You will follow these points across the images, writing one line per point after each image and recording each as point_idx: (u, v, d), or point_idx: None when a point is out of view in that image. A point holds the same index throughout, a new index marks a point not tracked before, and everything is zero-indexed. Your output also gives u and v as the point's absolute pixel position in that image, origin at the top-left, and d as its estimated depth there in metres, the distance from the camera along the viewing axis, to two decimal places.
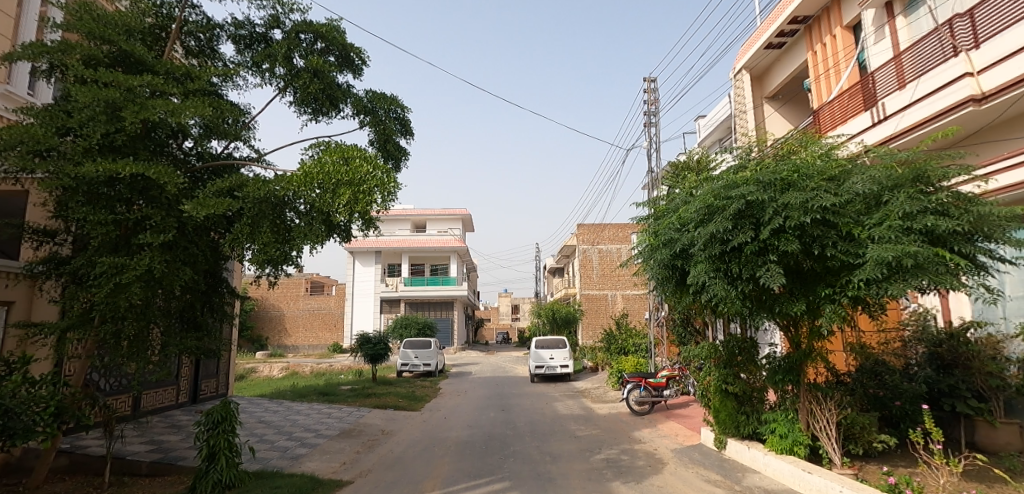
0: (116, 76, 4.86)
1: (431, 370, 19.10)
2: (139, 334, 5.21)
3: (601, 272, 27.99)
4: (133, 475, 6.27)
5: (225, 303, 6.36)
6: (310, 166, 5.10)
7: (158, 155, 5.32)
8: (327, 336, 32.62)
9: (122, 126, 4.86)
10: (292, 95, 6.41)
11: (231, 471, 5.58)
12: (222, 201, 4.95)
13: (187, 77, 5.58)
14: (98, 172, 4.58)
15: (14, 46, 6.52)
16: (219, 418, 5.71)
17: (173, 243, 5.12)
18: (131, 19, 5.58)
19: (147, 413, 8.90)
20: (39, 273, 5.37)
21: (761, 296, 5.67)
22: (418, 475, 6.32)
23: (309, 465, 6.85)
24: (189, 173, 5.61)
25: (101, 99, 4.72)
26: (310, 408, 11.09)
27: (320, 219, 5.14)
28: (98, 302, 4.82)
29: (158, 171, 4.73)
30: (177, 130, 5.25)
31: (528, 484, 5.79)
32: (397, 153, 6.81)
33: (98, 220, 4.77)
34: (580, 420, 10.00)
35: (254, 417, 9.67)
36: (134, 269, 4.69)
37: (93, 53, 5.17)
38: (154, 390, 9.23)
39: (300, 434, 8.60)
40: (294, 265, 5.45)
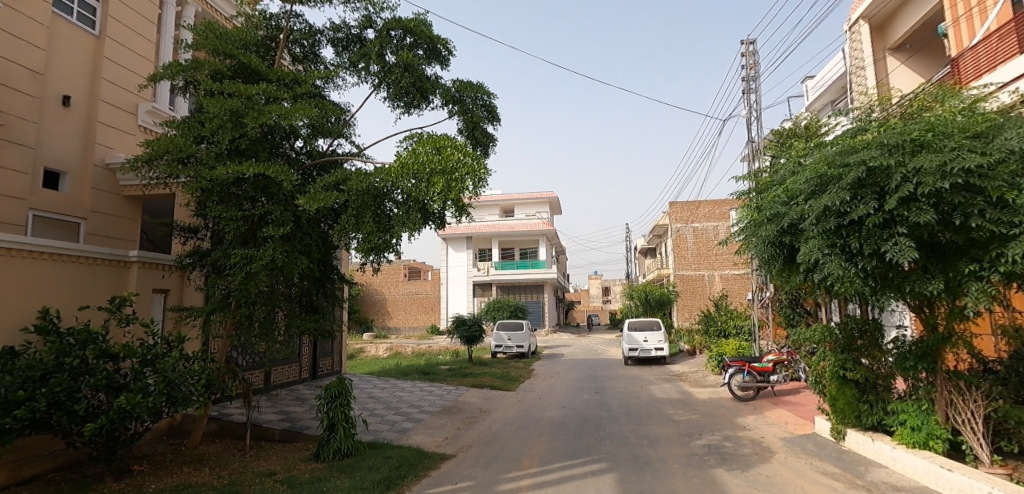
0: (238, 87, 5.42)
1: (524, 352, 19.51)
2: (267, 317, 5.87)
3: (696, 252, 26.67)
4: (268, 440, 7.13)
5: (335, 289, 6.94)
6: (406, 158, 5.37)
7: (274, 155, 5.86)
8: (424, 318, 34.49)
9: (244, 131, 5.43)
10: (386, 91, 6.75)
11: (349, 441, 6.19)
12: (330, 195, 5.35)
13: (294, 82, 6.08)
14: (228, 174, 5.17)
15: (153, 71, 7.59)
16: (336, 393, 6.26)
17: (291, 235, 5.65)
18: (247, 33, 6.19)
19: (276, 386, 10.01)
20: (187, 265, 6.20)
21: (888, 273, 5.06)
22: (516, 453, 6.51)
23: (415, 438, 7.34)
24: (301, 171, 6.12)
25: (227, 108, 5.31)
26: (414, 385, 11.82)
27: (416, 208, 5.40)
28: (234, 289, 5.51)
29: (275, 170, 5.23)
30: (289, 131, 5.72)
31: (626, 466, 5.74)
32: (485, 139, 6.97)
33: (231, 217, 5.41)
34: (678, 405, 9.68)
35: (365, 393, 10.49)
36: (261, 260, 5.29)
37: (218, 68, 5.79)
38: (281, 367, 10.31)
39: (406, 409, 9.21)
40: (394, 252, 5.78)
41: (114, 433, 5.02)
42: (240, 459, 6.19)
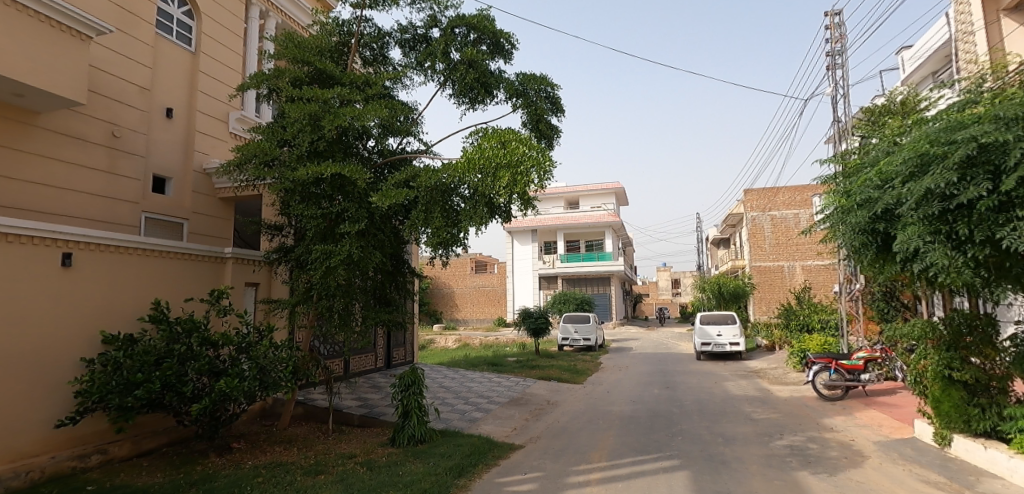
0: (315, 92, 5.75)
1: (591, 345, 19.35)
2: (345, 309, 6.22)
3: (774, 242, 25.13)
4: (349, 425, 7.57)
5: (407, 282, 7.21)
6: (472, 153, 5.45)
7: (349, 155, 6.15)
8: (491, 310, 35.11)
9: (322, 134, 5.75)
10: (452, 88, 6.89)
11: (422, 428, 6.43)
12: (401, 192, 5.55)
13: (366, 85, 6.35)
14: (308, 175, 5.49)
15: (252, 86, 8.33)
16: (409, 382, 6.52)
17: (366, 231, 5.92)
18: (322, 41, 6.54)
19: (355, 374, 10.59)
20: (274, 260, 6.68)
21: (1004, 263, 4.52)
22: (585, 446, 6.48)
23: (484, 428, 7.50)
24: (373, 169, 6.39)
25: (306, 112, 5.63)
26: (482, 376, 12.07)
27: (483, 202, 5.48)
28: (315, 282, 5.88)
29: (350, 169, 5.50)
30: (362, 132, 5.98)
31: (700, 464, 5.54)
32: (549, 132, 6.95)
33: (311, 215, 5.77)
34: (755, 402, 9.20)
35: (436, 383, 10.83)
36: (339, 254, 5.61)
37: (297, 75, 6.16)
38: (359, 356, 10.88)
39: (475, 399, 9.42)
40: (462, 246, 5.91)
41: (215, 413, 5.54)
42: (324, 442, 6.61)
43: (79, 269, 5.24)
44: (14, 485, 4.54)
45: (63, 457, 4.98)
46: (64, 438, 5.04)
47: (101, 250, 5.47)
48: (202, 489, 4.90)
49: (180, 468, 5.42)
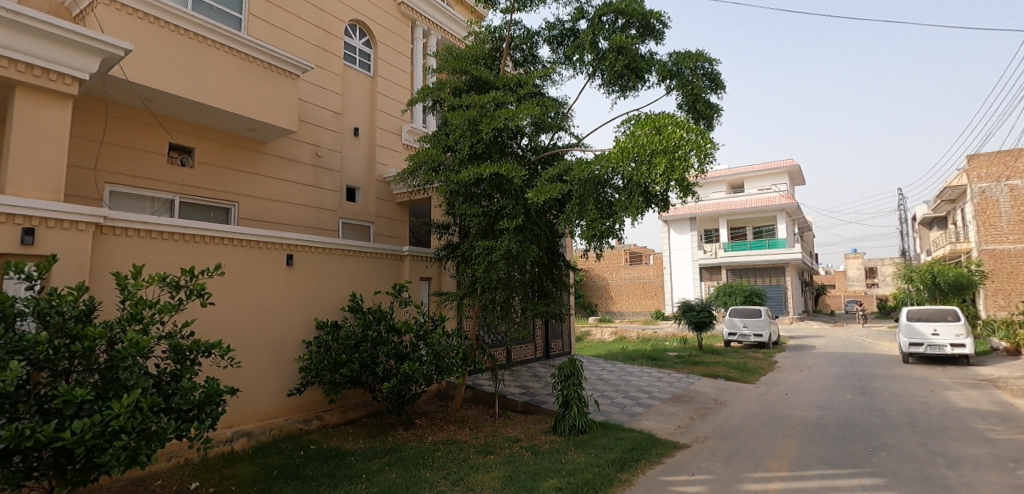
0: (473, 98, 6.15)
1: (765, 341, 17.55)
2: (506, 301, 6.58)
3: (1015, 219, 19.94)
4: (513, 410, 8.00)
5: (563, 274, 7.35)
6: (625, 142, 5.33)
7: (505, 155, 6.46)
8: (647, 302, 34.02)
9: (480, 137, 6.12)
10: (601, 78, 6.81)
11: (582, 418, 6.51)
12: (555, 187, 5.64)
13: (518, 86, 6.60)
14: (470, 176, 5.91)
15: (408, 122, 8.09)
16: (569, 373, 6.67)
17: (523, 226, 6.18)
18: (476, 50, 6.96)
19: (517, 363, 11.15)
20: (443, 257, 7.33)
21: None
22: (760, 452, 5.92)
23: (646, 423, 7.32)
24: (528, 167, 6.63)
25: (466, 118, 6.05)
26: (642, 370, 11.76)
27: (638, 192, 5.31)
28: (479, 276, 6.33)
29: (506, 168, 5.78)
30: (516, 131, 6.23)
31: (913, 487, 4.67)
32: (708, 111, 6.49)
33: (474, 213, 6.21)
34: (992, 418, 7.43)
35: (595, 375, 10.85)
36: (500, 250, 5.94)
37: (457, 84, 6.64)
38: (520, 346, 11.42)
39: (635, 394, 9.22)
40: (617, 238, 5.82)
41: (401, 392, 6.31)
42: (492, 424, 7.09)
43: (299, 268, 6.39)
44: (262, 439, 5.76)
45: (293, 420, 6.15)
46: (293, 404, 6.22)
47: (314, 251, 6.58)
48: (394, 457, 5.64)
49: (376, 437, 6.31)
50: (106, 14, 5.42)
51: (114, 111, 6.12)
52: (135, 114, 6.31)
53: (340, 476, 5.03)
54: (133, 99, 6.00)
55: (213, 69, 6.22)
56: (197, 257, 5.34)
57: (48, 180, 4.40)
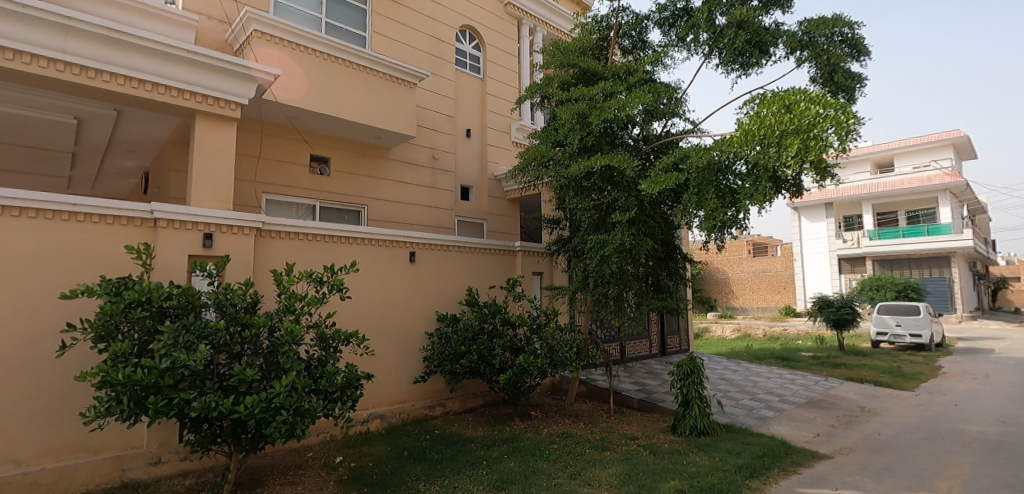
0: (582, 91, 6.07)
1: (925, 343, 15.18)
2: (619, 296, 6.45)
3: None
4: (629, 407, 7.81)
5: (680, 267, 7.01)
6: (750, 124, 4.92)
7: (616, 146, 6.31)
8: (775, 297, 31.16)
9: (590, 130, 6.04)
10: (719, 57, 6.36)
11: (705, 420, 6.17)
12: (670, 176, 5.38)
13: (628, 74, 6.40)
14: (580, 170, 5.86)
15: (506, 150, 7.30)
16: (689, 371, 6.40)
17: (636, 219, 5.99)
18: (583, 41, 6.86)
19: (631, 359, 10.86)
20: (554, 251, 7.37)
21: None
22: (923, 470, 5.15)
23: (778, 429, 6.73)
24: (641, 157, 6.40)
25: (575, 112, 6.00)
26: (771, 371, 10.81)
27: (765, 177, 4.88)
28: (592, 270, 6.27)
29: (618, 159, 5.64)
30: (627, 121, 6.05)
31: None
32: (848, 82, 5.76)
33: (585, 207, 6.15)
34: None
35: (717, 374, 10.21)
36: (612, 243, 5.82)
37: (565, 78, 6.61)
38: (634, 342, 11.10)
39: (764, 396, 8.51)
40: (740, 228, 5.41)
41: (517, 383, 6.49)
42: (607, 420, 7.00)
43: (421, 265, 6.82)
44: (393, 421, 6.27)
45: (419, 405, 6.62)
46: (419, 391, 6.69)
47: (435, 248, 6.99)
48: (512, 446, 5.82)
49: (494, 426, 6.55)
50: (259, 45, 6.22)
51: (267, 130, 7.02)
52: (283, 131, 7.18)
53: (462, 461, 5.30)
54: (281, 118, 6.84)
55: (344, 85, 6.86)
56: (335, 256, 5.95)
57: (221, 192, 5.18)
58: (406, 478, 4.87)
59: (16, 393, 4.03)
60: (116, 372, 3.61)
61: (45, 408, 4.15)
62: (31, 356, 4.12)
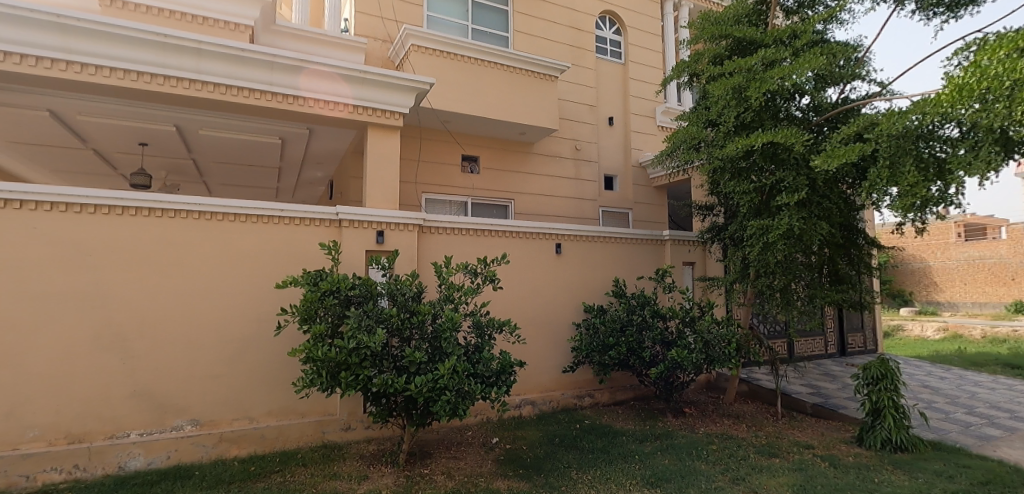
0: (738, 62, 5.53)
1: None
2: (787, 288, 5.79)
3: None
4: (801, 412, 6.98)
5: (865, 254, 6.04)
6: (964, 77, 4.03)
7: (780, 120, 5.65)
8: (999, 291, 25.15)
9: (749, 104, 5.48)
10: (916, 2, 5.31)
11: (902, 433, 5.25)
12: (853, 147, 4.63)
13: (793, 37, 5.68)
14: (738, 150, 5.35)
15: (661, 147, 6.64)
16: (878, 375, 5.51)
17: (807, 200, 5.32)
18: (738, 7, 6.24)
19: (802, 359, 9.68)
20: (708, 239, 6.87)
21: None
22: None
23: (1009, 452, 5.43)
24: (811, 129, 5.64)
25: (730, 87, 5.49)
26: (996, 381, 8.76)
27: (989, 141, 3.96)
28: (753, 258, 5.71)
29: (784, 134, 5.03)
30: (794, 91, 5.37)
31: None
32: None
33: (744, 190, 5.60)
34: None
35: (916, 380, 8.61)
36: (778, 229, 5.21)
37: (717, 52, 6.08)
38: (805, 339, 9.86)
39: (986, 411, 6.94)
40: (951, 205, 4.48)
41: (669, 378, 6.23)
42: (774, 425, 6.35)
43: (567, 256, 6.89)
44: (544, 408, 6.46)
45: (568, 394, 6.71)
46: (568, 380, 6.78)
47: (580, 239, 6.99)
48: (666, 443, 5.60)
49: (646, 420, 6.37)
50: (417, 58, 6.81)
51: (424, 134, 7.68)
52: (437, 134, 7.79)
53: (614, 453, 5.25)
54: (436, 123, 7.43)
55: (490, 86, 7.21)
56: (487, 248, 6.30)
57: (389, 193, 5.81)
58: (559, 464, 4.98)
59: (249, 364, 5.02)
60: (317, 350, 4.28)
61: (268, 377, 5.10)
62: (257, 334, 5.09)
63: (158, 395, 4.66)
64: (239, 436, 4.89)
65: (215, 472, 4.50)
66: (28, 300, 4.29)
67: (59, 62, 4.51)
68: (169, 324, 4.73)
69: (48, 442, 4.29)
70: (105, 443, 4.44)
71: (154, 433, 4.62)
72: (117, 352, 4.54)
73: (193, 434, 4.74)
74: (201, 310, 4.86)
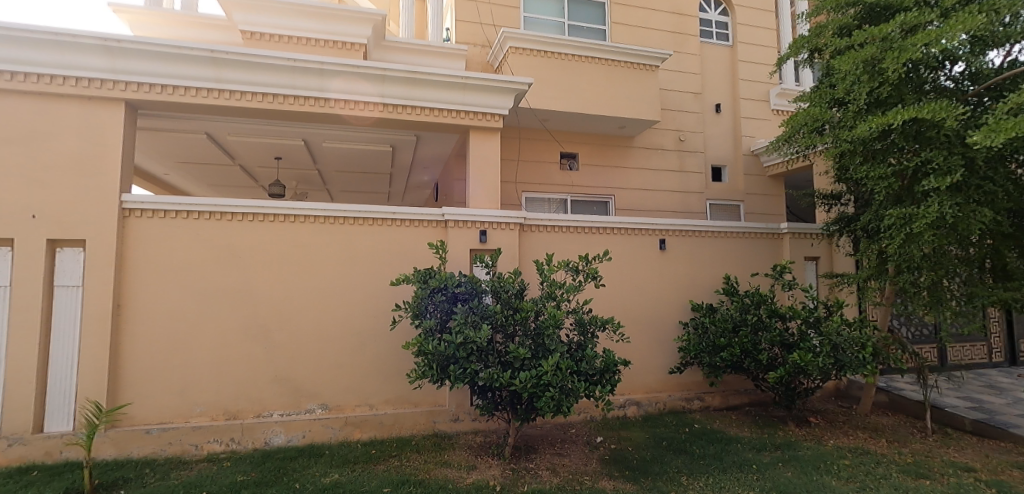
0: (870, 31, 4.88)
1: None
2: (936, 285, 5.04)
3: None
4: (957, 429, 6.03)
5: None
6: None
7: (924, 94, 4.95)
8: None
9: (884, 78, 4.83)
10: None
11: None
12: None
13: None
14: (871, 130, 4.74)
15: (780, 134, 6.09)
16: None
17: (962, 184, 4.58)
18: None
19: (957, 368, 8.35)
20: (835, 232, 6.19)
21: None
22: None
23: None
24: (966, 102, 4.87)
25: (861, 60, 4.87)
26: None
27: None
28: (892, 252, 5.04)
29: (932, 109, 4.37)
30: (942, 59, 4.69)
31: None
32: None
33: (879, 175, 4.93)
34: None
35: None
36: (924, 218, 4.54)
37: (843, 22, 5.44)
38: (962, 345, 8.50)
39: None
40: None
41: (790, 384, 5.72)
42: (922, 441, 5.56)
43: (672, 252, 6.60)
44: (649, 410, 6.26)
45: (676, 396, 6.44)
46: (675, 382, 6.50)
47: (686, 234, 6.67)
48: (788, 454, 5.15)
49: (764, 428, 5.91)
50: (515, 60, 6.93)
51: (523, 134, 7.80)
52: (536, 133, 7.87)
53: (728, 461, 4.94)
54: (535, 122, 7.51)
55: (588, 81, 7.14)
56: (589, 245, 6.24)
57: (491, 193, 5.99)
58: (668, 468, 4.79)
59: (368, 355, 5.46)
60: (427, 344, 4.52)
61: (385, 368, 5.50)
62: (375, 328, 5.50)
63: (294, 381, 5.23)
64: (361, 421, 5.33)
65: (342, 452, 4.96)
66: (193, 296, 5.04)
67: (212, 91, 5.22)
68: (302, 317, 5.29)
69: (211, 417, 5.02)
70: (254, 421, 5.08)
71: (291, 414, 5.20)
72: (261, 341, 5.17)
73: (323, 417, 5.25)
74: (327, 305, 5.37)
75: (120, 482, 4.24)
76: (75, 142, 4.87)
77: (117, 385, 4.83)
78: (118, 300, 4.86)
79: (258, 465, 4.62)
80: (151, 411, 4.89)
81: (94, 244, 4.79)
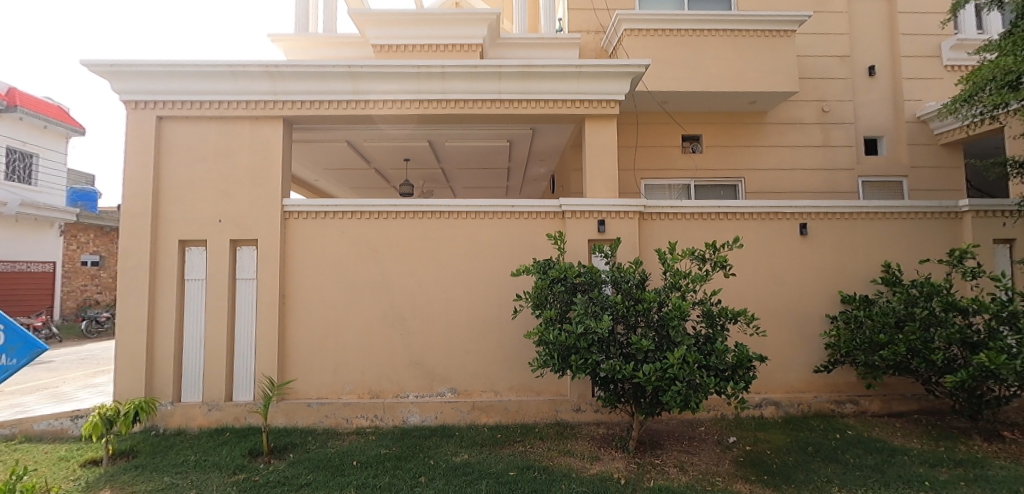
0: None
1: None
2: None
3: None
4: None
5: None
6: None
7: None
8: None
9: None
10: None
11: None
12: None
13: None
14: None
15: (959, 94, 5.11)
16: None
17: None
18: None
19: None
20: None
21: None
22: None
23: None
24: None
25: None
26: None
27: None
28: None
29: None
30: None
31: None
32: None
33: None
34: None
35: None
36: None
37: None
38: None
39: None
40: None
41: (975, 390, 4.85)
42: None
43: (816, 237, 5.90)
44: (791, 411, 5.70)
45: (824, 398, 5.78)
46: (823, 382, 5.83)
47: (833, 217, 5.92)
48: (973, 472, 4.35)
49: (939, 440, 5.06)
50: (631, 42, 6.69)
51: (640, 119, 7.52)
52: (655, 117, 7.53)
53: (892, 475, 4.32)
54: (653, 105, 7.19)
55: (713, 56, 6.64)
56: (717, 232, 5.84)
57: (610, 182, 5.87)
58: (816, 477, 4.33)
59: (493, 344, 5.69)
60: (549, 333, 4.57)
61: (509, 356, 5.69)
62: (498, 317, 5.71)
63: (427, 365, 5.64)
64: (487, 406, 5.58)
65: (471, 434, 5.24)
66: (341, 286, 5.66)
67: (351, 103, 5.80)
68: (432, 306, 5.68)
69: (358, 395, 5.61)
70: (393, 400, 5.57)
71: (425, 396, 5.62)
72: (398, 328, 5.65)
73: (453, 400, 5.60)
74: (454, 295, 5.70)
75: (289, 447, 4.93)
76: (248, 156, 5.73)
77: (285, 363, 5.61)
78: (284, 291, 5.64)
79: (398, 441, 5.07)
80: (312, 387, 5.61)
81: (265, 244, 5.61)
